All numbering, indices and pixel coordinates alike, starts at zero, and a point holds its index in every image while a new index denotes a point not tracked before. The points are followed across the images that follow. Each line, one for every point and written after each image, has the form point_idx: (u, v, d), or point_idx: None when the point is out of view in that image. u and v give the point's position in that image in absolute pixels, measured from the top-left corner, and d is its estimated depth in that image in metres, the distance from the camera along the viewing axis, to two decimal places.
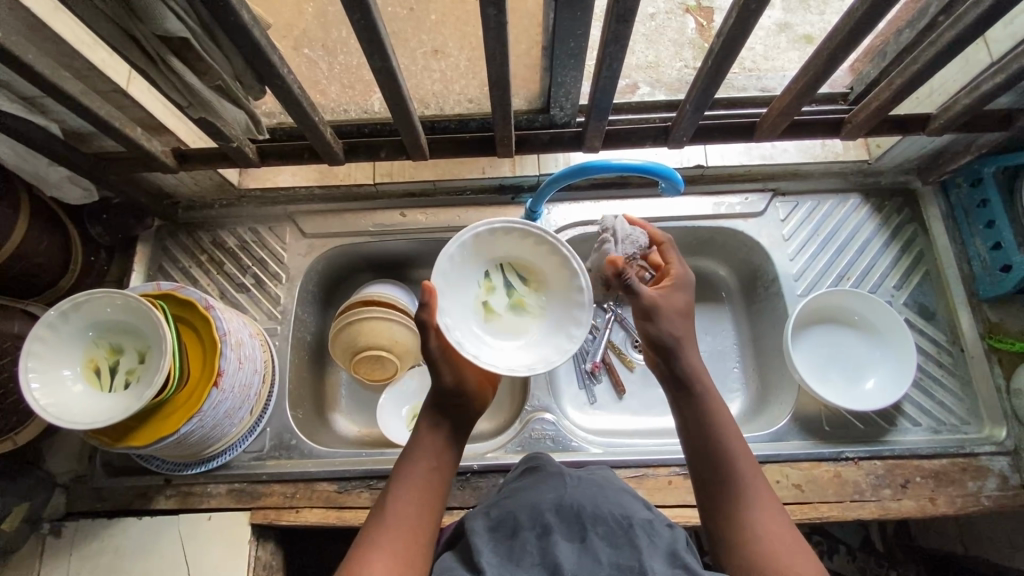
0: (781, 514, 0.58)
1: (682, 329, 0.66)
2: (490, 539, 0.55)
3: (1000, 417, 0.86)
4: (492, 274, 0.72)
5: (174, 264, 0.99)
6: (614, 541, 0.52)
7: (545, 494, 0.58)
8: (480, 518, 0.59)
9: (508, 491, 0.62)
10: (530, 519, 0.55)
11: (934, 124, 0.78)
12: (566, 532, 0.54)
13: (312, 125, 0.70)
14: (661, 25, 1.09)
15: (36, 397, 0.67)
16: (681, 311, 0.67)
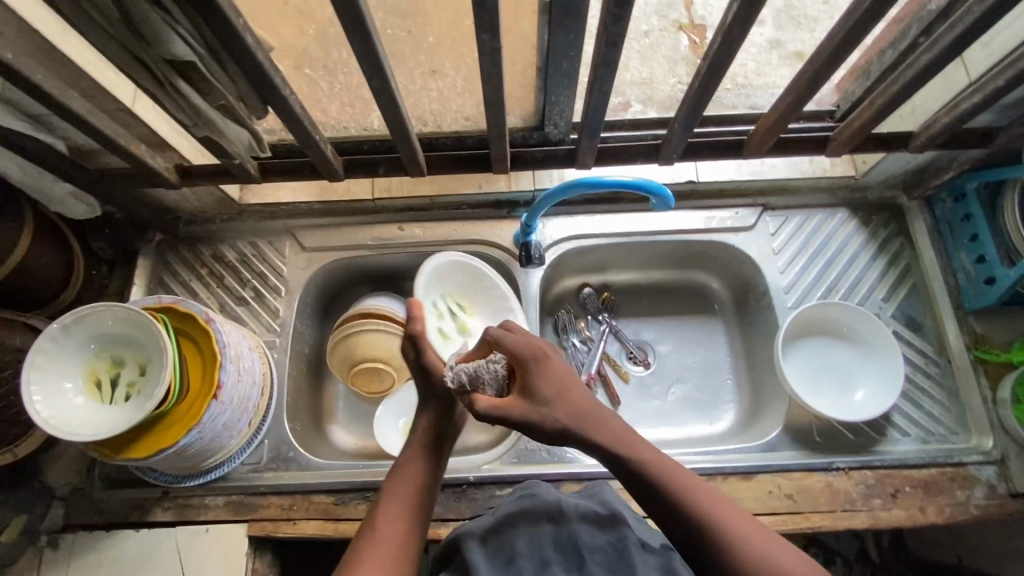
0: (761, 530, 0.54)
1: (562, 415, 0.62)
2: (492, 566, 0.60)
3: (988, 427, 0.87)
4: (439, 304, 0.91)
5: (174, 277, 1.00)
6: (609, 565, 0.60)
7: (541, 522, 0.64)
8: (476, 542, 0.64)
9: (505, 515, 0.67)
10: (528, 547, 0.61)
11: (916, 141, 0.80)
12: (563, 559, 0.61)
13: (312, 143, 0.72)
14: (655, 42, 1.12)
15: (37, 410, 0.68)
16: (544, 398, 0.62)
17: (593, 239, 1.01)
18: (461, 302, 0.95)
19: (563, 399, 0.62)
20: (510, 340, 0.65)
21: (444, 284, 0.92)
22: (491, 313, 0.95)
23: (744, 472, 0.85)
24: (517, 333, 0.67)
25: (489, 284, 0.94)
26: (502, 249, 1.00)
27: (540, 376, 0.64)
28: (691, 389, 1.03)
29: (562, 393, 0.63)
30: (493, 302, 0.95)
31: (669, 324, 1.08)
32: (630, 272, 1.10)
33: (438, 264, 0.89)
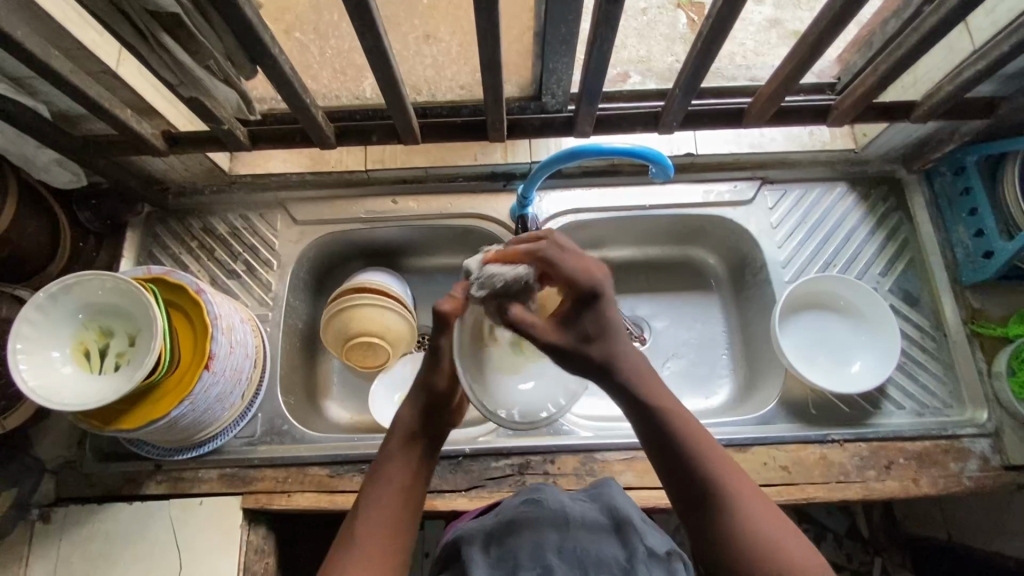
0: (760, 493, 0.58)
1: (599, 351, 0.58)
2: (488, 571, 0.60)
3: (983, 400, 0.88)
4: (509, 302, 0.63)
5: (164, 250, 0.98)
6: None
7: (547, 533, 0.63)
8: (476, 548, 0.63)
9: (509, 520, 0.65)
10: (531, 560, 0.60)
11: (919, 111, 0.79)
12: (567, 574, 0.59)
13: (303, 107, 0.70)
14: (653, 20, 1.09)
15: (24, 378, 0.67)
16: (591, 335, 0.58)
17: (590, 213, 0.99)
18: None
19: (604, 336, 0.58)
20: (567, 266, 0.56)
21: None
22: None
23: (739, 445, 0.86)
24: (574, 255, 0.58)
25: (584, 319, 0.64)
26: (497, 222, 0.99)
27: (593, 315, 0.58)
28: (688, 364, 1.03)
29: (607, 328, 0.59)
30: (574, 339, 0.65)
31: (666, 299, 1.08)
32: (627, 248, 1.09)
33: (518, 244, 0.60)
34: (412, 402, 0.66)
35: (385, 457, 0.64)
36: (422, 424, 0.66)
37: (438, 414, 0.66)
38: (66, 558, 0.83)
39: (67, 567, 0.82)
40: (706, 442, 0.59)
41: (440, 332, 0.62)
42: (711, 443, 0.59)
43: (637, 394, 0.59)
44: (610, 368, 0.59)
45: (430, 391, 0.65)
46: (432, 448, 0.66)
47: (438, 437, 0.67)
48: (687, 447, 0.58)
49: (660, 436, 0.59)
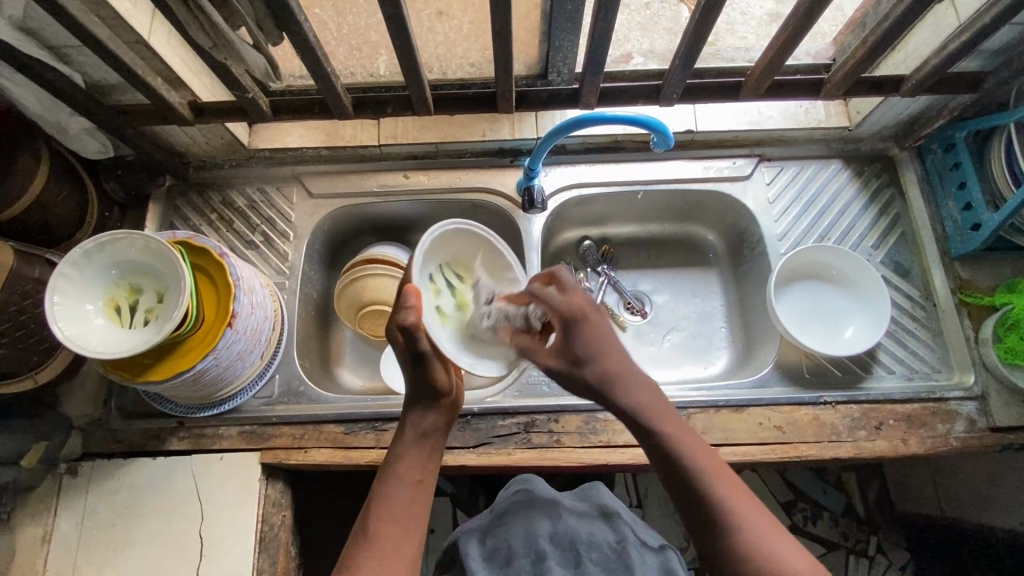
0: (765, 513, 0.57)
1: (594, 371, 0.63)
2: (485, 564, 0.65)
3: (970, 364, 0.91)
4: (435, 276, 0.68)
5: (185, 222, 1.02)
6: (608, 566, 0.63)
7: (537, 521, 0.68)
8: (474, 544, 0.68)
9: (503, 512, 0.71)
10: (525, 548, 0.65)
11: (907, 85, 0.83)
12: (560, 559, 0.64)
13: (324, 75, 0.75)
14: (656, 13, 1.12)
15: (60, 327, 0.71)
16: (585, 359, 0.63)
17: (594, 188, 1.03)
18: (459, 272, 0.71)
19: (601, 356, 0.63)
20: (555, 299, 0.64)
21: (444, 251, 0.69)
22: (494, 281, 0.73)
23: (736, 405, 0.90)
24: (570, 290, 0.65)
25: (497, 252, 0.71)
26: (505, 196, 1.03)
27: (582, 338, 0.63)
28: (687, 336, 1.07)
29: (601, 355, 0.63)
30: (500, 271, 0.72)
31: (667, 274, 1.12)
32: (630, 226, 1.13)
33: (453, 224, 0.68)
34: (413, 405, 0.69)
35: (393, 457, 0.67)
36: (427, 421, 0.69)
37: (441, 409, 0.69)
38: (93, 508, 0.87)
39: (95, 517, 0.87)
40: (712, 463, 0.60)
41: (414, 339, 0.63)
42: (715, 462, 0.60)
43: (640, 416, 0.62)
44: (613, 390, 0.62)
45: (429, 389, 0.68)
46: (438, 443, 0.69)
47: (443, 432, 0.70)
48: (693, 469, 0.59)
49: (664, 457, 0.60)
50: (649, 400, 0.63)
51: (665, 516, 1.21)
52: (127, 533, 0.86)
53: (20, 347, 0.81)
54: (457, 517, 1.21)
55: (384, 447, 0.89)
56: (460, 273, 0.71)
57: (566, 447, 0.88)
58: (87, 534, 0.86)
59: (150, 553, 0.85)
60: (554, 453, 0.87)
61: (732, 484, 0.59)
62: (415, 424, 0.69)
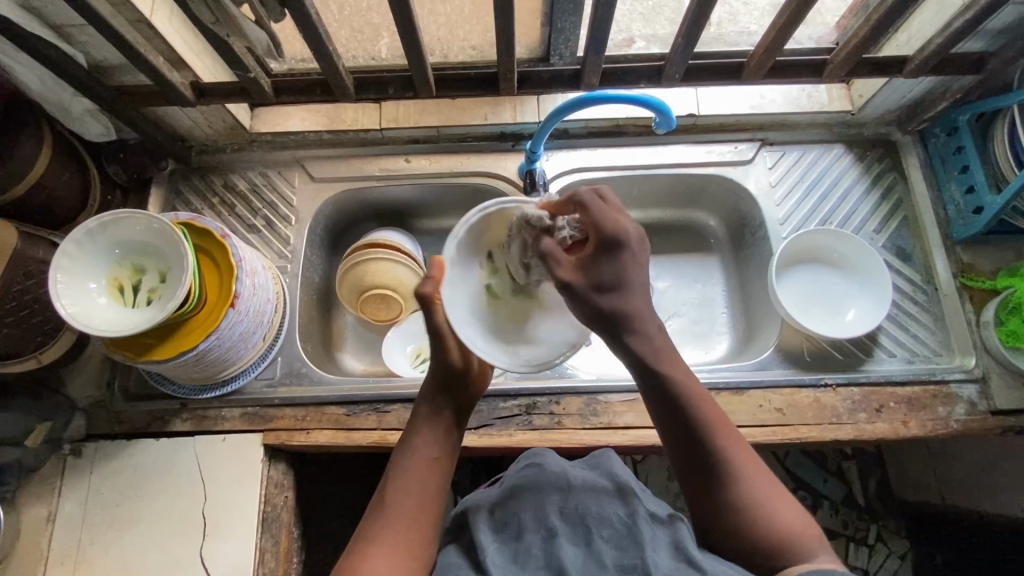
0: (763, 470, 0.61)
1: (616, 309, 0.60)
2: (494, 538, 0.62)
3: (971, 348, 0.91)
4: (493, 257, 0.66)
5: (187, 205, 1.02)
6: (619, 540, 0.59)
7: (547, 495, 0.64)
8: (481, 517, 0.65)
9: (512, 485, 0.68)
10: (535, 522, 0.62)
11: (910, 66, 0.84)
12: (569, 535, 0.60)
13: (326, 55, 0.75)
14: (659, 4, 1.06)
15: (64, 305, 0.71)
16: (605, 286, 0.59)
17: (597, 173, 1.03)
18: None
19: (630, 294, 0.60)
20: (601, 212, 0.59)
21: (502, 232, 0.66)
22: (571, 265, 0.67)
23: (735, 388, 0.90)
24: (615, 211, 0.60)
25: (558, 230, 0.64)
26: (506, 180, 1.03)
27: (610, 265, 0.59)
28: (688, 322, 1.07)
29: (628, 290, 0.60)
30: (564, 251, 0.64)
31: (668, 260, 1.12)
32: (632, 212, 1.13)
33: (500, 203, 0.63)
34: (431, 381, 0.69)
35: (408, 435, 0.67)
36: (442, 398, 0.69)
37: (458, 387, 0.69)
38: (97, 489, 0.87)
39: (99, 497, 0.87)
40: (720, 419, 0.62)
41: (432, 312, 0.66)
42: (724, 419, 0.62)
43: (656, 366, 0.62)
44: (626, 328, 0.61)
45: (447, 366, 0.68)
46: (453, 422, 0.69)
47: (458, 412, 0.70)
48: (701, 421, 0.61)
49: (676, 407, 0.62)
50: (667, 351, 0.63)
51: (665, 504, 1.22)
52: (130, 513, 0.86)
53: (24, 327, 0.82)
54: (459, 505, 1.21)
55: (385, 428, 0.89)
56: None
57: (567, 429, 0.88)
58: (91, 514, 0.86)
59: (153, 533, 0.85)
60: (555, 434, 0.88)
61: (735, 441, 0.62)
62: (430, 400, 0.69)
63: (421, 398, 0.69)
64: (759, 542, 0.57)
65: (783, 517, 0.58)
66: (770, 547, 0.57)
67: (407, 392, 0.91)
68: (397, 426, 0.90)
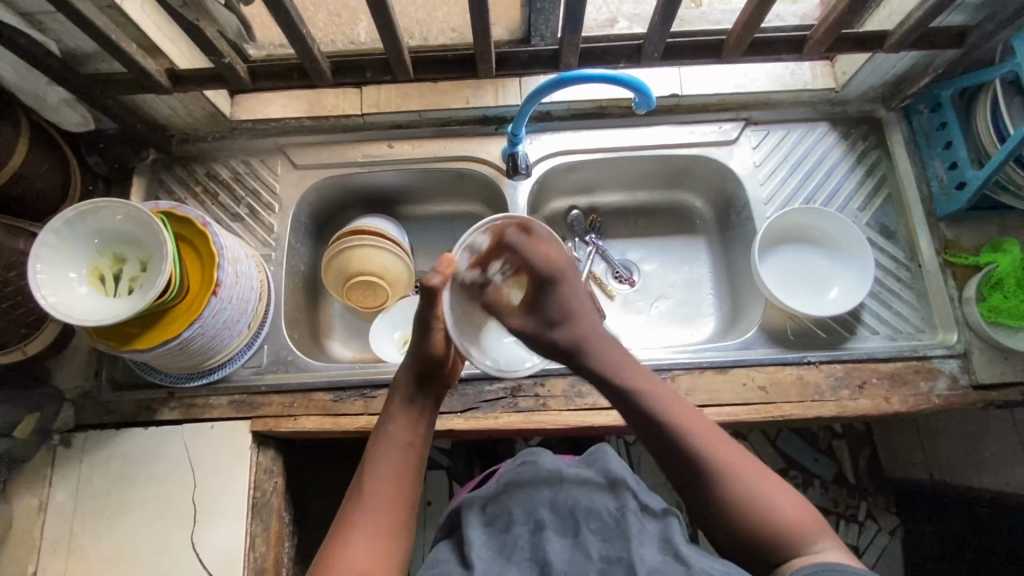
0: (745, 455, 0.63)
1: (566, 334, 0.68)
2: (485, 531, 0.65)
3: (952, 323, 0.92)
4: None
5: (169, 194, 1.02)
6: (606, 532, 0.62)
7: (539, 492, 0.68)
8: (476, 512, 0.69)
9: (506, 481, 0.72)
10: (524, 516, 0.65)
11: (891, 40, 0.83)
12: (556, 527, 0.63)
13: (299, 39, 0.74)
14: None
15: (44, 294, 0.71)
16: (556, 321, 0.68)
17: (581, 155, 1.03)
18: None
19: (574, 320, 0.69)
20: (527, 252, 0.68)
21: None
22: None
23: (719, 367, 0.90)
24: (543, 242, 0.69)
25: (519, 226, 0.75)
26: (489, 164, 1.03)
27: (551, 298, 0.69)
28: (674, 304, 1.07)
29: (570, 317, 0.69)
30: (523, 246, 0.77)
31: (655, 242, 1.12)
32: (618, 194, 1.13)
33: (502, 215, 0.71)
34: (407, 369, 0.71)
35: (384, 423, 0.69)
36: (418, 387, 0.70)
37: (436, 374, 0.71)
38: (87, 478, 0.88)
39: (89, 486, 0.88)
40: (690, 415, 0.65)
41: (431, 300, 0.67)
42: (693, 415, 0.65)
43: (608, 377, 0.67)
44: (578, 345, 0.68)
45: (426, 354, 0.70)
46: (429, 409, 0.70)
47: (434, 401, 0.71)
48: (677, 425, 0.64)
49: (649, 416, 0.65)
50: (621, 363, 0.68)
51: (655, 485, 1.24)
52: (121, 501, 0.87)
53: (8, 319, 0.82)
54: (452, 490, 1.22)
55: (372, 413, 0.90)
56: None
57: (553, 410, 0.89)
58: (82, 503, 0.87)
59: (144, 520, 0.86)
60: (541, 416, 0.89)
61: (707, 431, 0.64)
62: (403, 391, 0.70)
63: (398, 385, 0.71)
64: (758, 532, 0.58)
65: (767, 503, 0.59)
66: (768, 536, 0.58)
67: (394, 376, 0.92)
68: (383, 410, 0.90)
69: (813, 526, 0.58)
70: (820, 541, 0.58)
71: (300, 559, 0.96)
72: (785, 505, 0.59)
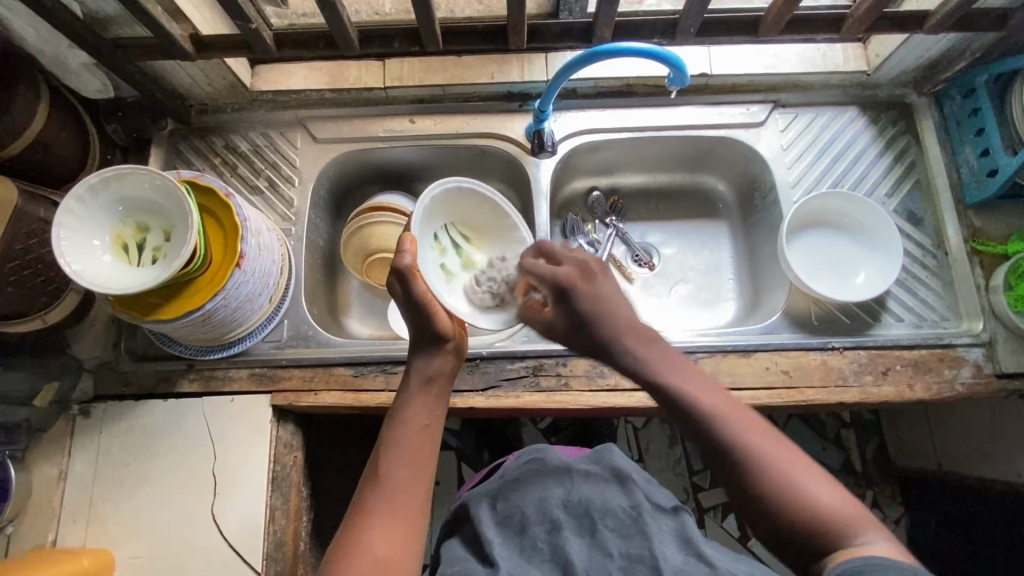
0: (790, 449, 0.59)
1: (603, 332, 0.68)
2: (499, 531, 0.64)
3: (978, 312, 0.91)
4: (441, 235, 0.77)
5: (188, 166, 1.00)
6: (624, 533, 0.62)
7: (552, 490, 0.67)
8: (486, 509, 0.68)
9: (513, 478, 0.70)
10: (539, 515, 0.65)
11: (931, 21, 0.81)
12: (573, 527, 0.63)
13: (330, 5, 0.72)
14: None
15: (69, 261, 0.70)
16: (586, 319, 0.69)
17: (605, 135, 1.01)
18: (466, 232, 0.79)
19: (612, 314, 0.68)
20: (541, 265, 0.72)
21: (450, 209, 0.76)
22: (501, 238, 0.79)
23: (743, 350, 0.90)
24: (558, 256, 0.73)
25: (497, 210, 0.78)
26: (513, 142, 1.01)
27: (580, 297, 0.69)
28: (695, 288, 1.07)
29: (602, 309, 0.69)
30: (504, 230, 0.79)
31: (676, 226, 1.11)
32: (639, 176, 1.11)
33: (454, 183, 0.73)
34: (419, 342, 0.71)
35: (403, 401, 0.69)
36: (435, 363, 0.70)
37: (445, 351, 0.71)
38: (106, 448, 0.88)
39: (108, 456, 0.88)
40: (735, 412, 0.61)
41: (409, 281, 0.68)
42: (734, 406, 0.62)
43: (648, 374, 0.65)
44: (617, 336, 0.67)
45: (431, 331, 0.70)
46: (443, 387, 0.71)
47: (449, 376, 0.71)
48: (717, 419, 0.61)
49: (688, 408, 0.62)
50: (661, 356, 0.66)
51: (666, 470, 1.24)
52: (140, 472, 0.87)
53: (28, 287, 0.81)
54: (462, 470, 1.23)
55: (393, 390, 0.90)
56: (466, 234, 0.79)
57: (574, 391, 0.89)
58: (101, 473, 0.87)
59: (164, 491, 0.86)
60: (562, 396, 0.88)
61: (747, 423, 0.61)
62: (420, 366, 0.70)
63: (412, 369, 0.71)
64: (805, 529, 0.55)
65: (811, 496, 0.56)
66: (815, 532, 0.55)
67: None
68: None
69: (860, 518, 0.55)
70: (868, 533, 0.54)
71: (316, 533, 0.97)
72: (828, 494, 0.56)
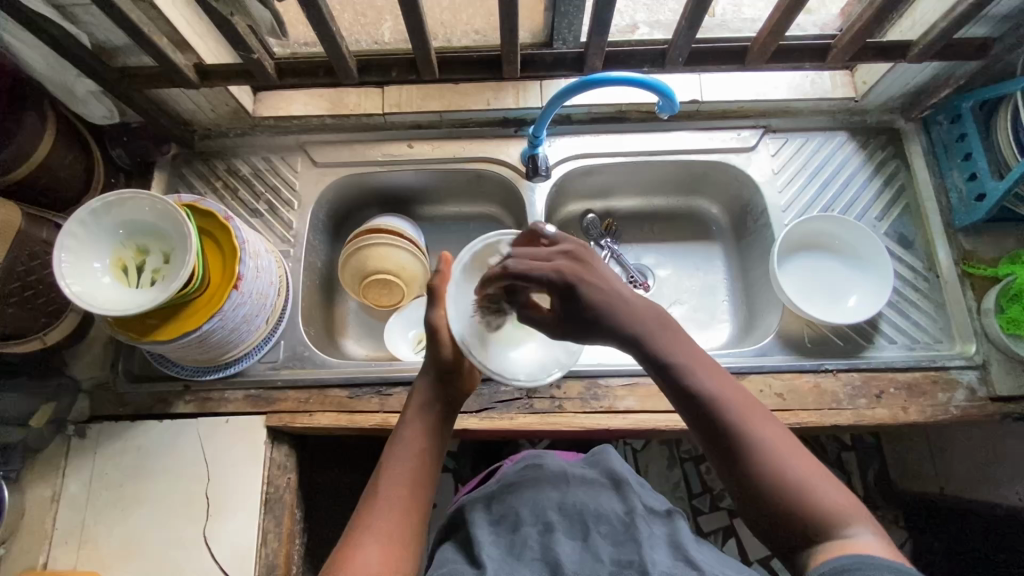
0: (783, 432, 0.60)
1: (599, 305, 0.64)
2: (492, 530, 0.65)
3: (971, 334, 0.91)
4: None
5: (190, 189, 1.02)
6: (616, 534, 0.62)
7: (546, 493, 0.68)
8: (481, 511, 0.68)
9: (510, 478, 0.71)
10: (532, 516, 0.65)
11: (914, 51, 0.84)
12: (567, 529, 0.63)
13: (330, 36, 0.75)
14: None
15: (69, 283, 0.72)
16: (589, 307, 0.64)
17: (599, 159, 1.03)
18: None
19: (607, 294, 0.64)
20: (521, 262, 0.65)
21: None
22: None
23: (735, 372, 0.90)
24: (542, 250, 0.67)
25: None
26: (508, 166, 1.03)
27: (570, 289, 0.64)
28: (689, 310, 1.07)
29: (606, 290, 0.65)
30: None
31: (670, 248, 1.13)
32: (634, 199, 1.13)
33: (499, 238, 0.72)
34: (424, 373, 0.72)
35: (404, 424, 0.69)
36: (438, 396, 0.71)
37: (447, 379, 0.71)
38: (101, 469, 0.88)
39: (103, 477, 0.88)
40: (729, 388, 0.61)
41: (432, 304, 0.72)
42: (728, 383, 0.62)
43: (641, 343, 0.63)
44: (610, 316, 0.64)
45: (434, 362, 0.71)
46: (445, 414, 0.70)
47: (450, 406, 0.71)
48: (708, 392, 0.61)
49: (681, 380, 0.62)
50: (667, 333, 0.64)
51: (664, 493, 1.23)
52: (134, 492, 0.87)
53: (28, 308, 0.82)
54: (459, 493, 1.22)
55: (387, 411, 0.90)
56: None
57: (567, 413, 0.89)
58: (95, 495, 0.87)
59: (156, 512, 0.86)
60: (555, 418, 0.88)
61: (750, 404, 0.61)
62: (422, 396, 0.71)
63: (416, 393, 0.71)
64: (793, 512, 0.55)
65: (804, 484, 0.56)
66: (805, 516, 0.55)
67: (410, 374, 0.92)
68: (399, 408, 0.90)
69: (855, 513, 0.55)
70: (856, 525, 0.54)
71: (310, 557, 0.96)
72: (821, 486, 0.56)
